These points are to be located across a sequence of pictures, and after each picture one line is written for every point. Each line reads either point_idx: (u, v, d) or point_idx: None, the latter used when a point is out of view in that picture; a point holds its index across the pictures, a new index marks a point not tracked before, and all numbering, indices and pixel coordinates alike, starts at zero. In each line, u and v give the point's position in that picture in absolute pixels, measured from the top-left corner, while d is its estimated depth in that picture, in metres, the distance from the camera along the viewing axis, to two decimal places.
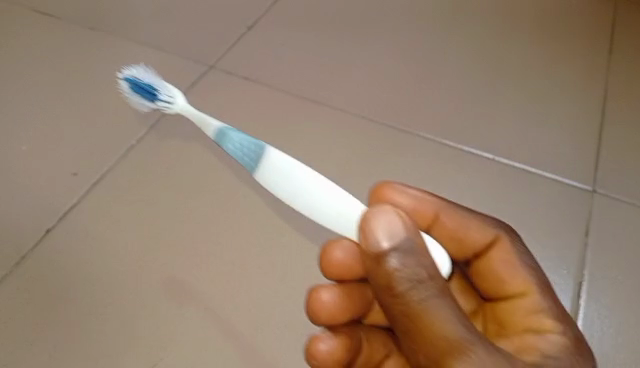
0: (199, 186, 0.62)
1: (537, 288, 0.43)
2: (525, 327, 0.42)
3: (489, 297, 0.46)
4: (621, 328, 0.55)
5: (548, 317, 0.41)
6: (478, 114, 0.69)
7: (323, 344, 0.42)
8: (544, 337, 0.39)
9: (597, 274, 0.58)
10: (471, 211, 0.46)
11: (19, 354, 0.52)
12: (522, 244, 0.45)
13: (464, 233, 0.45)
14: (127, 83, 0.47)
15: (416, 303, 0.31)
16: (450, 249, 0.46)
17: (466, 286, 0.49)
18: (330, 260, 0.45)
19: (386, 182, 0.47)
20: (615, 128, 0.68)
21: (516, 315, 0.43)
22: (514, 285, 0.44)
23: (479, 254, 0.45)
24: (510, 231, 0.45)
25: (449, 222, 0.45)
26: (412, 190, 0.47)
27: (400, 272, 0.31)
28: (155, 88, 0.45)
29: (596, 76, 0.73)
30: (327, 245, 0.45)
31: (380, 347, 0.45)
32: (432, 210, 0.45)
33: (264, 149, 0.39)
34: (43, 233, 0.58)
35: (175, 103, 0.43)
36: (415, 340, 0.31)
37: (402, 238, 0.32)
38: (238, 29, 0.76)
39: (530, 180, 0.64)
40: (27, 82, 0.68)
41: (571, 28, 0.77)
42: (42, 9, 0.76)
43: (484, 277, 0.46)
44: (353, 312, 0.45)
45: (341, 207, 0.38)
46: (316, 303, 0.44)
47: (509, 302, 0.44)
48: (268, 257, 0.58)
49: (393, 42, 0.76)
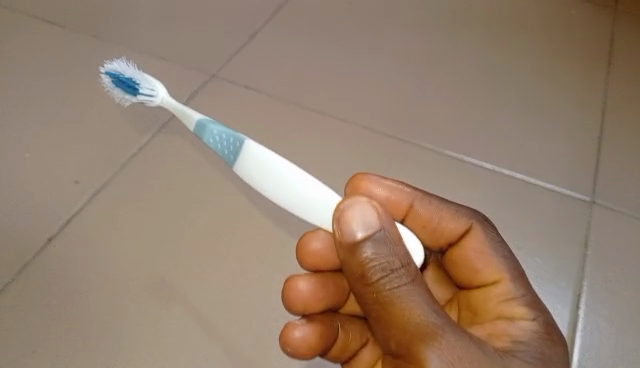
0: (200, 193, 0.62)
1: (507, 275, 0.45)
2: (498, 313, 0.44)
3: (463, 286, 0.48)
4: (622, 339, 0.54)
5: (519, 304, 0.43)
6: (476, 125, 0.70)
7: (298, 331, 0.45)
8: (515, 324, 0.41)
9: (597, 285, 0.57)
10: (444, 200, 0.48)
11: (20, 359, 0.51)
12: (494, 232, 0.47)
13: (437, 222, 0.47)
14: (110, 78, 0.50)
15: (388, 292, 0.35)
16: (426, 238, 0.48)
17: (440, 274, 0.51)
18: (307, 250, 0.48)
19: (361, 173, 0.49)
20: (612, 145, 0.69)
21: (488, 302, 0.45)
22: (488, 273, 0.46)
23: (453, 244, 0.48)
24: (482, 220, 0.47)
25: (423, 210, 0.48)
26: (387, 181, 0.48)
27: (372, 261, 0.35)
28: (137, 82, 0.48)
29: (593, 96, 0.74)
30: (304, 236, 0.48)
31: (355, 336, 0.49)
32: (407, 202, 0.47)
33: (243, 143, 0.41)
34: (46, 241, 0.57)
35: (155, 95, 0.46)
36: (386, 325, 0.35)
37: (374, 229, 0.35)
38: (239, 40, 0.77)
39: (529, 190, 0.64)
40: (34, 92, 0.69)
41: (569, 52, 0.79)
42: (47, 17, 0.77)
43: (459, 267, 0.48)
44: (328, 300, 0.48)
45: (317, 198, 0.41)
46: (293, 292, 0.47)
47: (482, 290, 0.46)
48: (265, 263, 0.58)
49: (395, 59, 0.77)
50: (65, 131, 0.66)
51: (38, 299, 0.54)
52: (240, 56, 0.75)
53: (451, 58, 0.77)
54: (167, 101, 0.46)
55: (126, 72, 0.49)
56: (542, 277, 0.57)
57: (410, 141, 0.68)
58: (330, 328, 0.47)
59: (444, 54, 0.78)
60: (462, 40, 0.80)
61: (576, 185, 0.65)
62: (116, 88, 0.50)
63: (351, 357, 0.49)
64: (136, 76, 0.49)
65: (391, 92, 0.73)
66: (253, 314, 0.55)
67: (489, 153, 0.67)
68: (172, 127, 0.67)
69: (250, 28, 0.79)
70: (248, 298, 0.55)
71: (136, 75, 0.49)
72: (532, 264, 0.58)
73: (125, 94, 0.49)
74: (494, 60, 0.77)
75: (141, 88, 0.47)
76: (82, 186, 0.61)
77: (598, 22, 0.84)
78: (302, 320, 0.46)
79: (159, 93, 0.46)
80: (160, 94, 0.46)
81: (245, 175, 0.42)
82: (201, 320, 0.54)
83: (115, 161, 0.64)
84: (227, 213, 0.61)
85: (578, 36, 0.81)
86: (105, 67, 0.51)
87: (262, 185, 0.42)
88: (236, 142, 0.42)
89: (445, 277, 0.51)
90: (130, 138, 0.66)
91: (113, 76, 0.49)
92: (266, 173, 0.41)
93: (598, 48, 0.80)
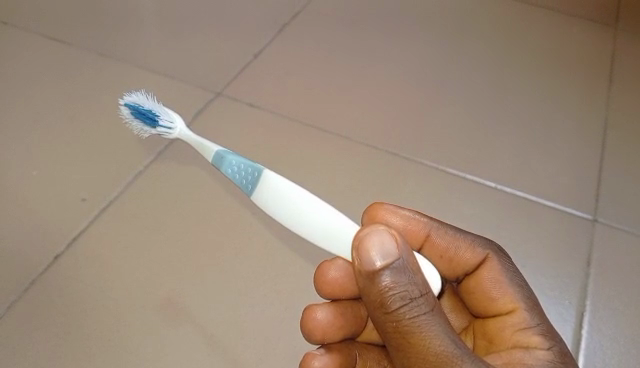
0: (209, 212, 0.63)
1: (523, 305, 0.45)
2: (514, 342, 0.44)
3: (479, 314, 0.49)
4: (625, 358, 0.55)
5: (534, 333, 0.43)
6: (477, 143, 0.71)
7: (317, 360, 0.46)
8: (531, 354, 0.41)
9: (599, 303, 0.58)
10: (461, 231, 0.49)
11: None
12: (510, 262, 0.48)
13: (452, 253, 0.49)
14: (128, 110, 0.48)
15: (408, 321, 0.36)
16: (442, 267, 0.49)
17: (457, 304, 0.52)
18: (325, 278, 0.49)
19: (379, 203, 0.51)
20: (613, 163, 0.70)
21: (504, 331, 0.45)
22: (502, 302, 0.46)
23: (469, 274, 0.49)
24: (498, 251, 0.48)
25: (439, 240, 0.49)
26: (405, 211, 0.50)
27: (392, 289, 0.36)
28: (155, 113, 0.48)
29: (594, 114, 0.75)
30: (322, 264, 0.49)
31: (373, 364, 0.49)
32: (423, 231, 0.49)
33: (261, 172, 0.43)
34: (52, 259, 0.58)
35: (174, 128, 0.47)
36: (407, 354, 0.36)
37: (393, 258, 0.36)
38: (244, 58, 0.78)
39: (532, 208, 0.65)
40: (39, 109, 0.70)
41: (569, 70, 0.80)
42: (52, 34, 0.78)
43: (475, 296, 0.49)
44: (345, 329, 0.49)
45: (334, 223, 0.42)
46: (311, 320, 0.48)
47: (497, 319, 0.46)
48: (274, 284, 0.58)
49: (397, 77, 0.78)
50: (72, 148, 0.66)
51: (45, 316, 0.54)
52: (245, 74, 0.76)
53: (452, 76, 0.78)
54: (184, 134, 0.47)
55: (146, 104, 0.48)
56: (545, 296, 0.58)
57: (415, 159, 0.68)
58: (347, 355, 0.48)
59: (446, 72, 0.79)
60: (464, 58, 0.81)
61: (579, 203, 0.66)
62: (137, 121, 0.48)
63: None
64: (156, 108, 0.48)
65: (395, 109, 0.74)
66: (261, 333, 0.55)
67: (492, 171, 0.68)
68: (178, 146, 0.68)
69: (255, 46, 0.80)
70: (254, 319, 0.56)
71: (156, 107, 0.48)
72: (536, 282, 0.59)
73: (143, 127, 0.48)
74: (496, 78, 0.79)
75: (160, 120, 0.47)
76: (90, 203, 0.62)
77: (597, 40, 0.85)
78: (320, 348, 0.47)
79: (177, 126, 0.47)
80: (178, 126, 0.47)
81: (263, 203, 0.43)
82: (208, 340, 0.54)
83: (122, 178, 0.64)
84: (235, 231, 0.61)
85: (578, 54, 0.83)
86: (123, 100, 0.49)
87: (279, 214, 0.43)
88: (254, 171, 0.43)
89: (462, 305, 0.52)
90: (137, 156, 0.67)
91: (132, 109, 0.48)
92: (283, 202, 0.43)
93: (598, 66, 0.81)
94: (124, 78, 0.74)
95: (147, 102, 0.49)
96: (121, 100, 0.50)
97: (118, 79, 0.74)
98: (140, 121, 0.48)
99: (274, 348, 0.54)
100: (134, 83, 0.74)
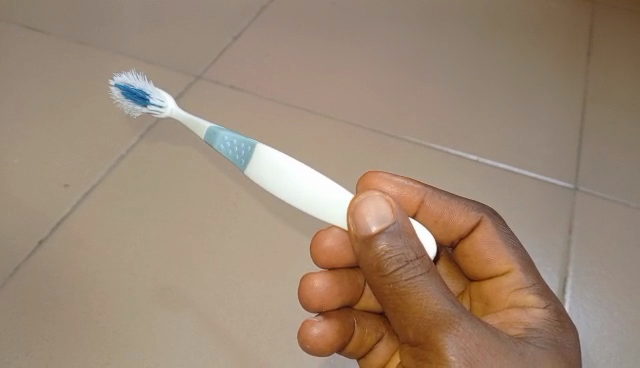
0: (195, 193, 0.63)
1: (518, 266, 0.47)
2: (510, 302, 0.45)
3: (475, 278, 0.50)
4: (609, 321, 0.56)
5: (530, 293, 0.45)
6: (457, 118, 0.72)
7: (316, 327, 0.46)
8: (528, 313, 0.42)
9: (580, 270, 0.59)
10: (454, 195, 0.50)
11: (13, 361, 0.50)
12: (503, 224, 0.49)
13: (446, 217, 0.50)
14: (119, 90, 0.49)
15: (404, 283, 0.36)
16: (437, 232, 0.50)
17: (453, 269, 0.54)
18: (321, 247, 0.50)
19: (372, 172, 0.51)
20: (592, 133, 0.71)
21: (501, 292, 0.47)
22: (498, 264, 0.47)
23: (464, 238, 0.50)
24: (492, 214, 0.49)
25: (433, 207, 0.50)
26: (398, 178, 0.50)
27: (389, 253, 0.37)
28: (146, 93, 0.48)
29: (572, 86, 0.76)
30: (318, 233, 0.50)
31: (370, 331, 0.50)
32: (417, 198, 0.50)
33: (255, 146, 0.44)
34: (36, 244, 0.57)
35: (165, 106, 0.47)
36: (403, 314, 0.37)
37: (388, 223, 0.38)
38: (224, 41, 0.78)
39: (513, 180, 0.66)
40: (18, 97, 0.69)
41: (547, 44, 0.81)
42: (28, 23, 0.77)
43: (469, 259, 0.50)
44: (343, 298, 0.50)
45: (333, 194, 0.43)
46: (309, 290, 0.49)
47: (493, 281, 0.48)
48: (263, 261, 0.59)
49: (376, 55, 0.78)
50: (54, 135, 0.66)
51: (32, 303, 0.54)
52: (225, 57, 0.76)
53: (431, 53, 0.79)
54: (175, 112, 0.47)
55: (136, 84, 0.49)
56: None
57: (397, 135, 0.69)
58: (346, 322, 0.49)
59: (425, 50, 0.79)
60: (442, 36, 0.82)
61: (559, 173, 0.67)
62: (127, 100, 0.48)
63: (368, 351, 0.50)
64: (146, 88, 0.48)
65: (376, 88, 0.74)
66: (249, 310, 0.55)
67: (473, 145, 0.69)
68: (161, 129, 0.68)
69: (234, 29, 0.80)
70: (241, 296, 0.56)
71: (147, 86, 0.49)
72: None
73: (134, 106, 0.48)
74: (474, 54, 0.79)
75: (151, 99, 0.48)
76: (72, 190, 0.61)
77: (574, 15, 0.86)
78: (319, 316, 0.48)
79: (168, 104, 0.47)
80: (169, 105, 0.47)
81: (257, 177, 0.44)
82: (196, 318, 0.54)
83: (105, 163, 0.64)
84: (222, 211, 0.62)
85: (555, 29, 0.84)
86: (113, 81, 0.50)
87: (274, 187, 0.44)
88: (247, 146, 0.44)
89: (457, 270, 0.53)
90: (120, 141, 0.66)
91: (123, 89, 0.48)
92: (278, 174, 0.43)
93: (576, 40, 0.82)
94: (103, 65, 0.74)
95: (138, 83, 0.49)
96: (112, 82, 0.50)
97: (96, 66, 0.73)
98: (131, 100, 0.48)
99: (261, 323, 0.55)
100: (112, 70, 0.73)
